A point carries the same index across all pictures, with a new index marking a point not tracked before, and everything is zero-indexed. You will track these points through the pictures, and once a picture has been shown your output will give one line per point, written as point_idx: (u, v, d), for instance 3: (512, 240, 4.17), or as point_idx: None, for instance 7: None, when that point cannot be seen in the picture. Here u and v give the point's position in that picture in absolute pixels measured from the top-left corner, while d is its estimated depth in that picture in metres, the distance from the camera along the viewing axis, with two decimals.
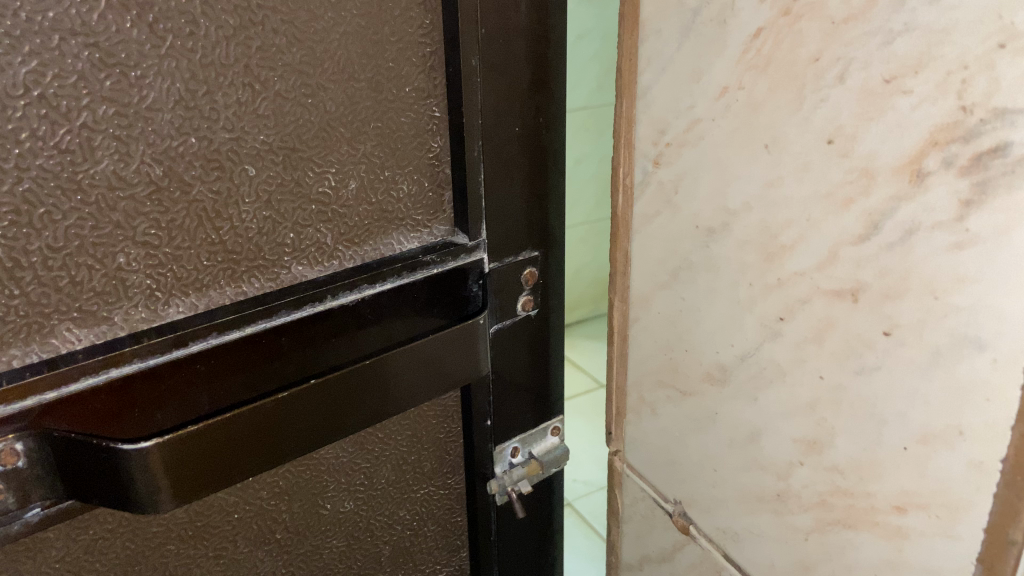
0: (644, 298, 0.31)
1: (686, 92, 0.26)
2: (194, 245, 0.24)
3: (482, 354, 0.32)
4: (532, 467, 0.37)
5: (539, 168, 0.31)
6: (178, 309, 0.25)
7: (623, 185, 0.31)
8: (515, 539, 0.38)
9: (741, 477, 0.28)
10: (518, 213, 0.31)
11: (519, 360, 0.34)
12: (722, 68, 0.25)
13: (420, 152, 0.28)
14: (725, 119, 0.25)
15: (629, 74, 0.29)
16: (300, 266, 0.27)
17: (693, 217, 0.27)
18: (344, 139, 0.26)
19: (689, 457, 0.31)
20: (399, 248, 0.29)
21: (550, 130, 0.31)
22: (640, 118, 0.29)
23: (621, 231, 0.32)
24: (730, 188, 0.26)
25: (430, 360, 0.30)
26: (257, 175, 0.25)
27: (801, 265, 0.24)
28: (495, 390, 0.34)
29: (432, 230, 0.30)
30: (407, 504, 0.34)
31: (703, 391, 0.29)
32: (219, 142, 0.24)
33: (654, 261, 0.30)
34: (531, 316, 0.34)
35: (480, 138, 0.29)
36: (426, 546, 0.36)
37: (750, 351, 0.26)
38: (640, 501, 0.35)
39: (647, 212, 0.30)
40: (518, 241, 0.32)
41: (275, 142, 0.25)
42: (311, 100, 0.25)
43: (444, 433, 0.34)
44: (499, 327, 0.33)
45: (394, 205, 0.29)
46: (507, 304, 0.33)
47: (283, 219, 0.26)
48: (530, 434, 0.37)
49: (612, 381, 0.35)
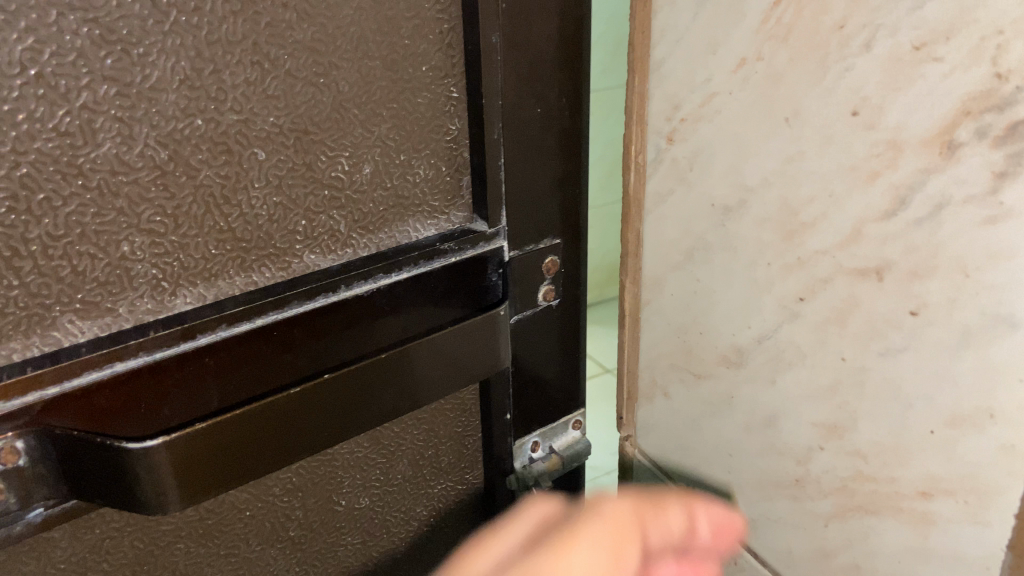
0: (657, 280, 0.30)
1: (702, 65, 0.25)
2: (202, 233, 0.23)
3: (503, 347, 0.31)
4: (553, 462, 0.36)
5: (562, 152, 0.30)
6: (185, 300, 0.23)
7: (634, 164, 0.30)
8: None
9: (758, 463, 0.28)
10: (540, 199, 0.30)
11: (541, 352, 0.33)
12: (740, 39, 0.24)
13: (437, 134, 0.27)
14: (742, 92, 0.24)
15: (641, 47, 0.28)
16: (312, 255, 0.26)
17: (709, 195, 0.27)
18: (358, 122, 0.25)
19: (704, 442, 0.30)
20: (415, 236, 0.28)
21: (574, 113, 0.29)
22: (653, 93, 0.28)
23: (632, 211, 0.31)
24: (748, 164, 0.25)
25: (451, 353, 0.29)
26: (267, 159, 0.23)
27: (823, 243, 0.23)
28: (516, 382, 0.33)
29: (449, 217, 0.29)
30: (424, 499, 0.33)
31: (718, 374, 0.28)
32: (227, 124, 0.22)
33: (668, 241, 0.29)
34: (553, 305, 0.33)
35: (500, 121, 0.27)
36: (445, 544, 0.35)
37: (768, 333, 0.26)
38: (652, 488, 0.34)
39: (660, 191, 0.29)
40: (540, 227, 0.30)
41: (287, 123, 0.23)
42: (323, 80, 0.24)
43: (462, 428, 0.33)
44: (519, 317, 0.31)
45: (411, 190, 0.27)
46: (527, 292, 0.31)
47: (295, 205, 0.24)
48: (552, 427, 0.35)
49: (623, 366, 0.34)
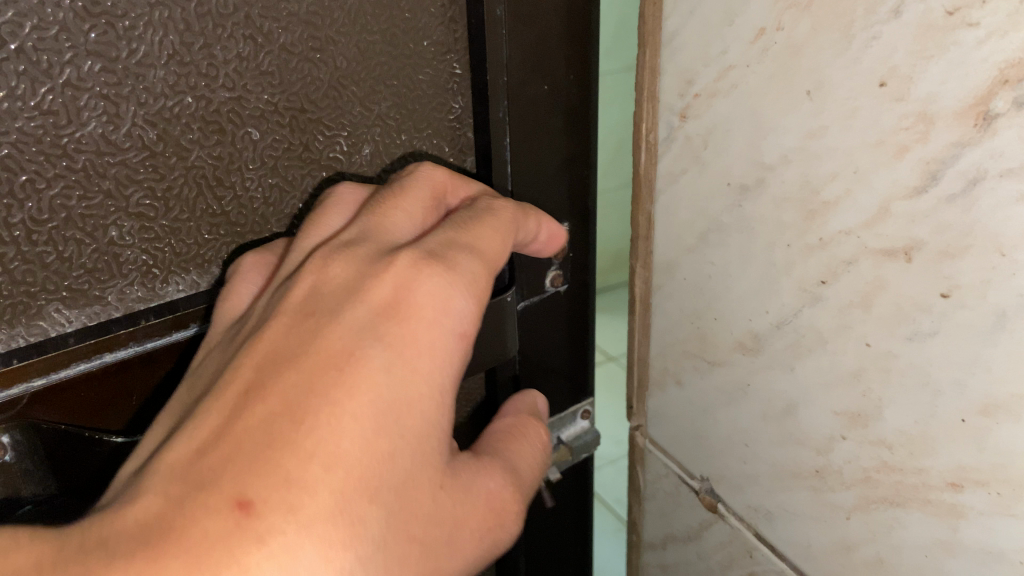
0: (669, 264, 0.29)
1: (717, 37, 0.24)
2: (193, 216, 0.24)
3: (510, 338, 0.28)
4: (561, 453, 0.36)
5: (572, 131, 0.29)
6: (177, 287, 0.24)
7: (646, 142, 0.29)
8: (541, 529, 0.37)
9: (775, 452, 0.27)
10: (548, 178, 0.29)
11: (550, 340, 0.33)
12: (758, 8, 0.22)
13: (440, 113, 0.27)
14: (762, 64, 0.23)
15: (652, 18, 0.27)
16: None
17: (724, 174, 0.25)
18: (356, 99, 0.25)
19: (718, 431, 0.29)
20: None
21: (583, 89, 0.28)
22: (666, 68, 0.27)
23: (642, 192, 0.30)
24: (768, 141, 0.23)
25: None
26: (261, 138, 0.24)
27: (846, 223, 0.22)
28: (522, 372, 0.33)
29: None
30: None
31: (732, 361, 0.27)
32: (219, 103, 0.22)
33: (680, 223, 0.28)
34: (560, 291, 0.32)
35: (507, 98, 0.26)
36: None
37: (787, 317, 0.25)
38: (664, 478, 0.33)
39: (673, 170, 0.28)
40: (551, 208, 0.29)
41: (281, 101, 0.23)
42: (318, 55, 0.23)
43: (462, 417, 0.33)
44: (526, 304, 0.31)
45: None
46: (535, 279, 0.31)
47: (289, 187, 0.25)
48: (559, 418, 0.36)
49: (634, 351, 0.33)
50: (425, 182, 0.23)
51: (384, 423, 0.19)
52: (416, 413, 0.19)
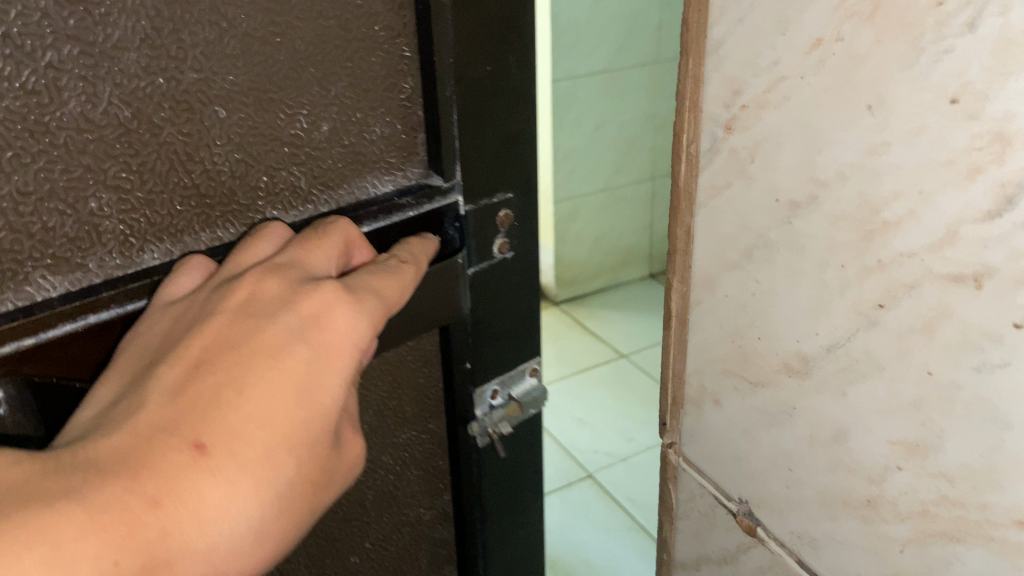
0: (708, 279, 0.28)
1: (769, 46, 0.23)
2: (166, 190, 0.24)
3: (453, 294, 0.30)
4: (511, 410, 0.35)
5: (513, 109, 0.29)
6: (153, 256, 0.24)
7: (686, 153, 0.28)
8: (503, 481, 0.36)
9: (823, 478, 0.26)
10: (493, 153, 0.29)
11: (500, 304, 0.32)
12: (815, 17, 0.21)
13: (391, 93, 0.27)
14: (818, 76, 0.22)
15: (697, 26, 0.25)
16: (275, 211, 0.26)
17: (774, 189, 0.24)
18: (315, 80, 0.25)
19: (759, 452, 0.28)
20: (374, 192, 0.28)
21: (523, 67, 0.28)
22: (711, 78, 0.26)
23: (681, 204, 0.28)
24: (822, 157, 0.22)
25: None
26: (227, 117, 0.24)
27: (909, 246, 0.21)
28: (475, 334, 0.32)
29: (407, 173, 0.28)
30: (387, 449, 0.33)
31: (778, 383, 0.26)
32: (188, 83, 0.23)
33: (722, 237, 0.27)
34: (508, 258, 0.31)
35: (453, 77, 0.27)
36: (409, 491, 0.35)
37: (839, 341, 0.23)
38: (698, 498, 0.32)
39: (716, 183, 0.27)
40: (495, 180, 0.30)
41: (244, 82, 0.24)
42: (280, 39, 0.24)
43: (422, 377, 0.33)
44: (477, 270, 0.31)
45: (369, 147, 0.27)
46: (483, 246, 0.30)
47: (254, 161, 0.25)
48: (509, 376, 0.34)
49: (668, 367, 0.32)
50: (338, 234, 0.24)
51: (306, 402, 0.21)
52: (328, 406, 0.22)
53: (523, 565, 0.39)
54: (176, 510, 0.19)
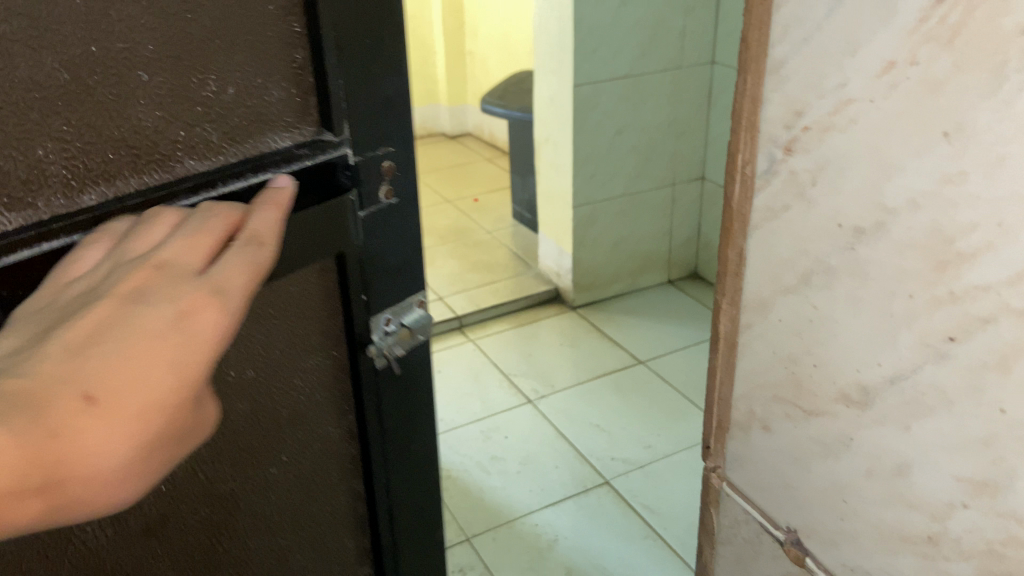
0: (759, 305, 0.28)
1: (835, 67, 0.22)
2: (101, 141, 0.25)
3: (350, 228, 0.33)
4: (402, 336, 0.39)
5: (386, 73, 0.32)
6: (91, 198, 0.26)
7: (741, 174, 0.27)
8: (397, 395, 0.41)
9: (881, 511, 0.25)
10: (374, 110, 0.32)
11: (389, 239, 0.36)
12: (887, 40, 0.21)
13: (284, 60, 0.29)
14: (889, 97, 0.21)
15: (757, 40, 0.25)
16: (192, 161, 0.28)
17: (836, 215, 0.24)
18: (220, 49, 0.27)
19: (812, 481, 0.27)
20: (275, 146, 0.30)
21: (393, 37, 0.32)
22: (771, 97, 0.25)
23: (733, 227, 0.28)
24: (890, 182, 0.22)
25: (308, 233, 0.30)
26: (150, 80, 0.26)
27: (985, 278, 0.20)
28: (369, 267, 0.35)
29: (302, 131, 0.31)
30: (298, 374, 0.36)
31: (835, 413, 0.26)
32: (117, 50, 0.25)
33: (776, 262, 0.26)
34: (393, 203, 0.35)
35: (334, 43, 0.30)
36: (318, 415, 0.38)
37: (903, 373, 0.23)
38: (744, 523, 0.31)
39: (772, 207, 0.26)
40: (377, 133, 0.33)
41: (161, 50, 0.26)
42: (191, 16, 0.26)
43: (328, 311, 0.36)
44: (366, 214, 0.34)
45: (268, 108, 0.29)
46: (370, 191, 0.33)
47: (173, 116, 0.27)
48: (398, 306, 0.38)
49: (711, 392, 0.31)
50: (223, 220, 0.25)
51: (185, 361, 0.20)
52: (197, 359, 0.20)
53: (418, 470, 0.44)
54: (65, 454, 0.18)
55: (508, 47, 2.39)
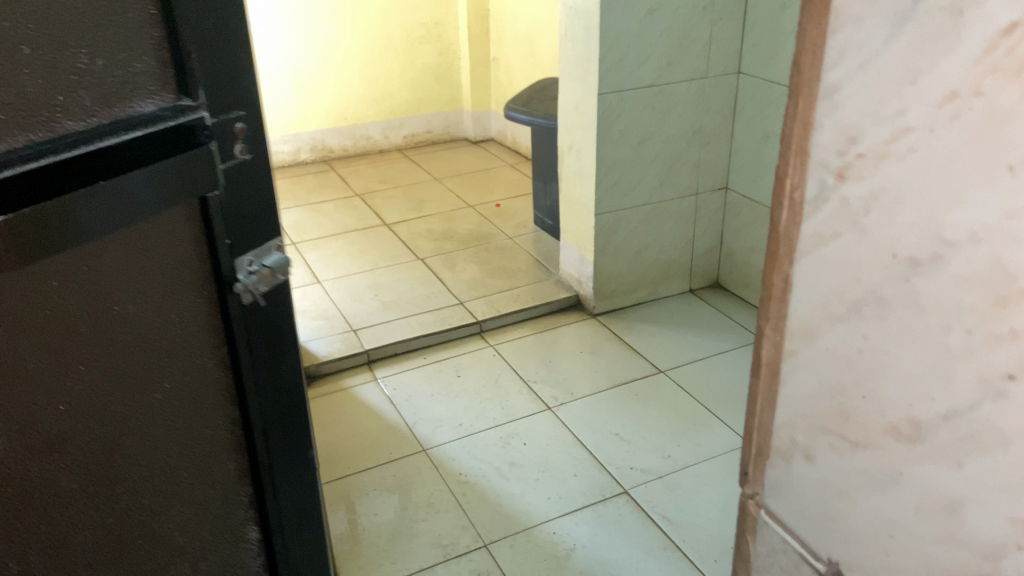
0: (807, 330, 0.33)
1: (894, 96, 0.27)
2: (13, 101, 0.52)
3: (187, 158, 0.62)
4: (261, 272, 0.75)
5: (194, 73, 0.63)
6: (21, 139, 0.52)
7: (790, 196, 0.32)
8: (252, 314, 0.76)
9: (939, 529, 0.30)
10: (193, 96, 0.64)
11: (208, 170, 0.65)
12: (950, 69, 0.25)
13: (130, 61, 0.59)
14: (948, 130, 0.26)
15: (810, 69, 0.30)
16: (76, 120, 0.56)
17: (892, 247, 0.29)
18: (74, 47, 0.55)
19: (883, 506, 0.32)
20: (138, 109, 0.60)
21: (187, 50, 0.62)
22: (825, 125, 0.30)
23: (783, 250, 0.33)
24: (951, 213, 0.26)
25: (167, 160, 0.60)
26: (40, 61, 0.53)
27: None
28: (196, 183, 0.64)
29: (158, 100, 0.62)
30: (174, 294, 0.69)
31: (882, 446, 0.31)
32: (21, 49, 0.52)
33: (827, 289, 0.32)
34: (210, 149, 0.65)
35: (152, 48, 0.61)
36: (183, 309, 0.70)
37: (958, 409, 0.28)
38: (801, 523, 0.37)
39: (823, 232, 0.31)
40: (185, 100, 0.63)
41: (32, 46, 0.53)
42: (46, 23, 0.53)
43: (183, 247, 0.68)
44: (195, 152, 0.63)
45: (126, 87, 0.59)
46: (185, 136, 0.63)
47: (62, 87, 0.55)
48: (220, 223, 0.69)
49: (754, 419, 0.38)
50: None
51: None
52: None
53: (258, 348, 0.78)
54: None
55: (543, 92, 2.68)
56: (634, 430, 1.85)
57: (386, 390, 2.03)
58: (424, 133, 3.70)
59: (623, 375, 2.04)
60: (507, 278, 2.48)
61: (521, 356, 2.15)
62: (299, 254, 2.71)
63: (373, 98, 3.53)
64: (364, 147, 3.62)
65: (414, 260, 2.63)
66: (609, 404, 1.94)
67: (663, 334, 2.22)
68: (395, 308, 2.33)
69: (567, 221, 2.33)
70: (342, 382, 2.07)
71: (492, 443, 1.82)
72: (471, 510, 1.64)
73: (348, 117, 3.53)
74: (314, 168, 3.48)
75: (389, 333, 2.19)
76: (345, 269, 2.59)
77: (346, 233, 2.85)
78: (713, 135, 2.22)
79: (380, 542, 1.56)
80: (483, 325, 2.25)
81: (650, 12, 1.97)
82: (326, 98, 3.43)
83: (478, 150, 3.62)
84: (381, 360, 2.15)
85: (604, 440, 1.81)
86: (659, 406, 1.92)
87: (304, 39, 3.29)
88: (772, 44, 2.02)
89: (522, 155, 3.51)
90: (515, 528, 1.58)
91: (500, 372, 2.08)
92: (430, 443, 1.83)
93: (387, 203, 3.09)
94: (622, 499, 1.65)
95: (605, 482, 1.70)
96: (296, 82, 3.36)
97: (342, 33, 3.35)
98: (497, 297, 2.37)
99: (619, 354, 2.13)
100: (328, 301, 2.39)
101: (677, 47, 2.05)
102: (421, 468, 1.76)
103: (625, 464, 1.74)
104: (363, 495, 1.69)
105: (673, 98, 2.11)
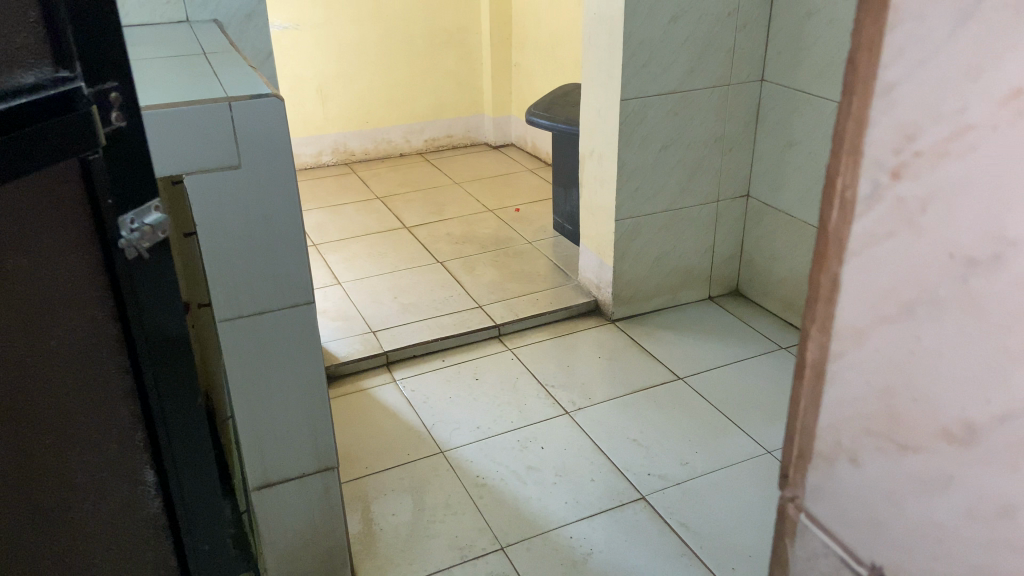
0: (853, 331, 0.27)
1: (952, 93, 0.22)
2: None
3: (60, 135, 0.52)
4: (147, 231, 0.62)
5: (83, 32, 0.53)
6: None
7: (840, 196, 0.26)
8: (148, 275, 0.64)
9: (989, 554, 0.25)
10: (76, 59, 0.53)
11: (86, 139, 0.55)
12: (1018, 65, 0.20)
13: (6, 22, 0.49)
14: (1014, 131, 0.21)
15: (866, 65, 0.24)
16: None
17: (949, 245, 0.23)
18: None
19: (918, 521, 0.27)
20: (16, 81, 0.50)
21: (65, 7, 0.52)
22: (876, 123, 0.24)
23: (828, 248, 0.27)
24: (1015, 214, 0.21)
25: (37, 138, 0.50)
26: None
27: None
28: (68, 152, 0.54)
29: (42, 69, 0.51)
30: (54, 248, 0.58)
31: (931, 449, 0.25)
32: None
33: (877, 289, 0.26)
34: (98, 124, 0.55)
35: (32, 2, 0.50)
36: (63, 268, 0.59)
37: (1016, 411, 0.23)
38: (821, 558, 0.31)
39: (875, 231, 0.25)
40: (69, 67, 0.53)
41: None
42: None
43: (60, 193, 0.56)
44: (76, 123, 0.53)
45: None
46: (64, 104, 0.52)
47: None
48: (107, 193, 0.58)
49: (788, 430, 0.31)
50: None
51: None
52: None
53: (166, 311, 0.67)
54: None
55: (564, 98, 2.67)
56: (651, 436, 1.84)
57: (405, 391, 2.04)
58: (445, 138, 3.71)
59: (641, 381, 2.04)
60: (526, 282, 2.48)
61: (539, 359, 2.15)
62: (319, 256, 2.73)
63: (396, 102, 3.55)
64: (385, 151, 3.64)
65: (433, 263, 2.63)
66: (626, 409, 1.93)
67: (682, 341, 2.21)
68: (414, 310, 2.34)
69: (586, 226, 2.32)
70: (361, 383, 2.08)
71: (509, 447, 1.82)
72: (487, 511, 1.64)
73: (371, 121, 3.55)
74: (336, 171, 3.50)
75: (408, 335, 2.20)
76: (364, 271, 2.60)
77: (366, 235, 2.86)
78: (735, 142, 2.21)
79: (396, 543, 1.56)
80: (501, 329, 2.25)
81: (674, 19, 1.97)
82: (350, 101, 3.45)
83: (498, 155, 3.63)
84: (400, 362, 2.16)
85: (622, 446, 1.81)
86: (677, 412, 1.91)
87: (329, 43, 3.31)
88: (796, 51, 2.01)
89: (542, 161, 3.52)
90: (532, 531, 1.58)
91: (518, 376, 2.08)
92: (448, 445, 1.83)
93: (407, 206, 3.10)
94: (639, 504, 1.64)
95: (622, 487, 1.69)
96: (320, 85, 3.39)
97: (366, 38, 3.38)
98: (516, 301, 2.37)
99: (637, 360, 2.13)
100: (348, 302, 2.40)
101: (700, 53, 2.04)
102: (438, 470, 1.76)
103: (642, 470, 1.74)
104: (380, 495, 1.69)
105: (695, 104, 2.10)
